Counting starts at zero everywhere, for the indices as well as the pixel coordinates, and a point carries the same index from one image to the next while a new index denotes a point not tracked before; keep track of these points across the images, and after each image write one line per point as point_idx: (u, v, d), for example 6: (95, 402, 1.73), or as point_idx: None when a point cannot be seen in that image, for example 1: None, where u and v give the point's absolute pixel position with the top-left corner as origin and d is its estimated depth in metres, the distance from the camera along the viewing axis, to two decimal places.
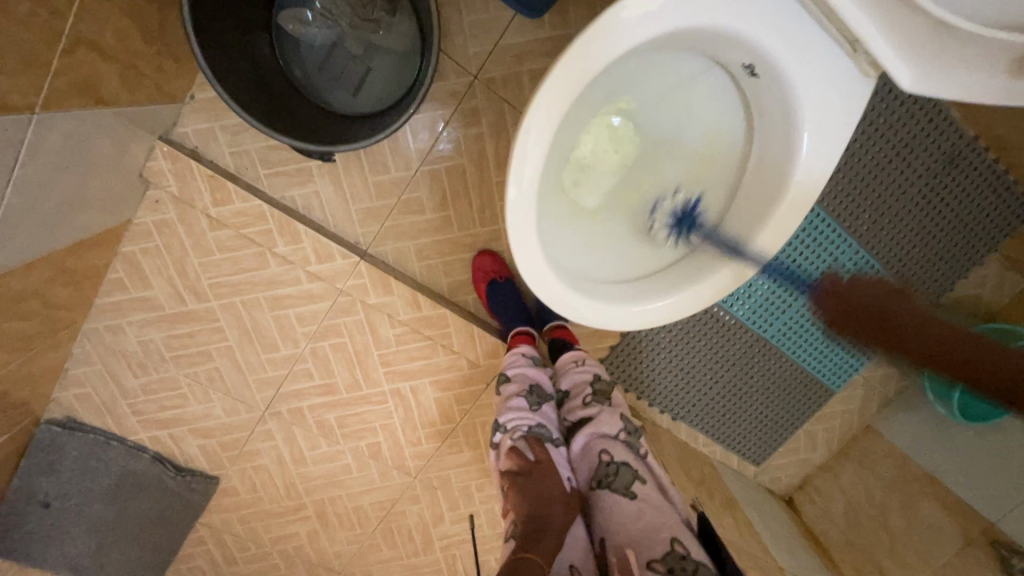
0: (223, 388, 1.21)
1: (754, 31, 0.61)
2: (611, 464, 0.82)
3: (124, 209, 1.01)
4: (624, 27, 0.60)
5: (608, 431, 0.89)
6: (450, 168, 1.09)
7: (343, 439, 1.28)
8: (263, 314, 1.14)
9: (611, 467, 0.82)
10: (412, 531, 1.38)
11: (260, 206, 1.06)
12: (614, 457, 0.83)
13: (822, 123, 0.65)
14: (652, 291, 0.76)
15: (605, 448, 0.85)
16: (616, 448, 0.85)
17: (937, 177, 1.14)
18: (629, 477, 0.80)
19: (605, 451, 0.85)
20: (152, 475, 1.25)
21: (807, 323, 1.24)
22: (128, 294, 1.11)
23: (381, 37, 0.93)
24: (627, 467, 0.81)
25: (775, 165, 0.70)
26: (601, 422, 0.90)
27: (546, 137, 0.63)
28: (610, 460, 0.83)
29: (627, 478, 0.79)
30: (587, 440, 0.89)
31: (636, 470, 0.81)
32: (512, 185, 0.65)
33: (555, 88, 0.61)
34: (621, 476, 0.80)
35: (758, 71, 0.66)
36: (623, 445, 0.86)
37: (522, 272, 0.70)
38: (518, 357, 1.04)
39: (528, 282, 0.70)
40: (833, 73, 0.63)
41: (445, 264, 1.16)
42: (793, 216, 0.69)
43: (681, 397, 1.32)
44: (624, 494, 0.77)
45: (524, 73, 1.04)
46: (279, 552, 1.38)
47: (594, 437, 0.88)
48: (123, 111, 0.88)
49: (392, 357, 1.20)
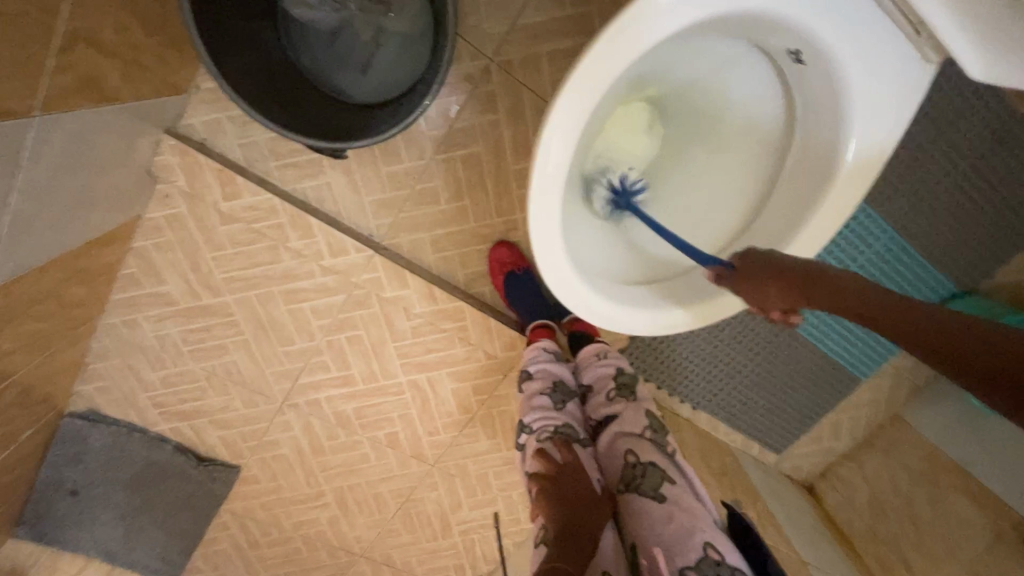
0: (241, 380, 1.21)
1: (805, 12, 0.56)
2: (637, 465, 0.78)
3: (134, 205, 0.99)
4: (669, 9, 0.54)
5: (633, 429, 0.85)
6: (465, 156, 1.05)
7: (361, 429, 1.27)
8: (278, 308, 1.13)
9: (638, 469, 0.78)
10: (431, 516, 1.39)
11: (271, 200, 1.04)
12: (640, 458, 0.79)
13: (872, 117, 0.60)
14: (676, 295, 0.72)
15: (630, 449, 0.81)
16: (641, 447, 0.81)
17: (983, 159, 1.07)
18: (658, 478, 0.76)
19: (631, 451, 0.81)
20: (174, 465, 1.26)
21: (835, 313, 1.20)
22: (143, 290, 1.10)
23: (391, 21, 0.88)
24: (654, 468, 0.77)
25: (816, 162, 0.65)
26: (625, 419, 0.86)
27: (575, 129, 0.59)
28: (636, 461, 0.79)
29: (654, 479, 0.76)
30: (612, 438, 0.86)
31: (663, 470, 0.77)
32: (535, 179, 0.60)
33: (584, 77, 0.56)
34: (648, 478, 0.76)
35: (805, 59, 0.61)
36: (649, 443, 0.81)
37: (540, 266, 0.65)
38: (538, 353, 1.01)
39: (545, 276, 0.66)
40: (890, 60, 0.58)
41: (461, 256, 1.13)
42: (831, 219, 0.65)
43: (702, 386, 1.30)
44: (652, 497, 0.73)
45: (543, 54, 0.98)
46: (301, 536, 1.41)
47: (619, 435, 0.85)
48: (131, 106, 0.85)
49: (409, 349, 1.18)
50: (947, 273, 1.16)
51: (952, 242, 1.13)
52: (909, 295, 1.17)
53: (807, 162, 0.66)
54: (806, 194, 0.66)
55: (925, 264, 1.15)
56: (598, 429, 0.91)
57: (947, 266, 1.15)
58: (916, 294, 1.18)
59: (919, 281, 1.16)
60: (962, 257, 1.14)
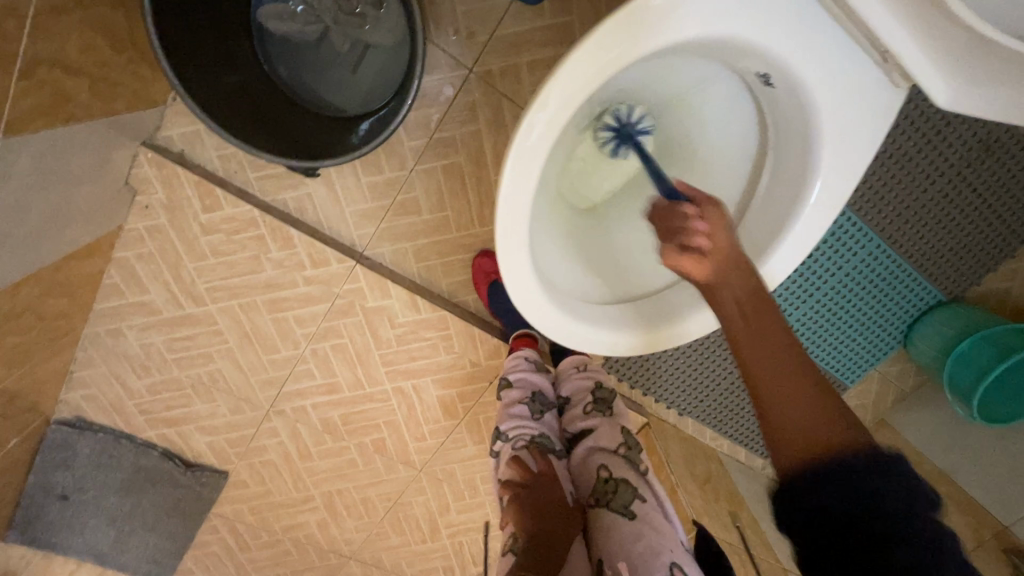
0: (226, 388, 1.21)
1: (772, 37, 0.55)
2: (610, 481, 0.79)
3: (113, 216, 0.99)
4: (634, 32, 0.54)
5: (607, 444, 0.85)
6: (446, 166, 1.04)
7: (348, 435, 1.28)
8: (262, 317, 1.13)
9: (609, 484, 0.78)
10: (419, 520, 1.40)
11: (250, 211, 1.03)
12: (613, 473, 0.79)
13: (843, 139, 0.59)
14: (638, 316, 0.73)
15: (602, 464, 0.81)
16: (614, 463, 0.81)
17: (967, 168, 1.06)
18: (629, 494, 0.76)
19: (604, 466, 0.81)
20: (162, 471, 1.27)
21: (823, 321, 1.18)
22: (126, 300, 1.10)
23: (368, 33, 0.87)
24: (625, 484, 0.77)
25: (787, 184, 0.65)
26: (600, 434, 0.86)
27: (542, 151, 0.58)
28: (608, 476, 0.79)
29: (625, 496, 0.76)
30: (586, 452, 0.86)
31: (636, 487, 0.77)
32: (502, 199, 0.60)
33: (549, 104, 0.55)
34: (620, 494, 0.76)
35: (774, 81, 0.60)
36: (622, 459, 0.81)
37: (506, 280, 0.65)
38: (520, 361, 1.01)
39: (509, 290, 0.65)
40: (856, 84, 0.57)
41: (444, 265, 1.13)
42: (803, 240, 0.64)
43: (686, 393, 1.29)
44: (622, 514, 0.74)
45: (523, 64, 0.97)
46: (291, 538, 1.42)
47: (593, 450, 0.85)
48: (105, 122, 0.85)
49: (393, 357, 1.18)
50: (933, 279, 1.15)
51: (939, 249, 1.12)
52: (892, 300, 1.17)
53: (778, 184, 0.66)
54: (775, 217, 0.66)
55: (910, 273, 1.14)
56: (574, 442, 0.91)
57: (932, 273, 1.15)
58: (901, 301, 1.17)
59: (903, 287, 1.16)
60: (949, 263, 1.13)
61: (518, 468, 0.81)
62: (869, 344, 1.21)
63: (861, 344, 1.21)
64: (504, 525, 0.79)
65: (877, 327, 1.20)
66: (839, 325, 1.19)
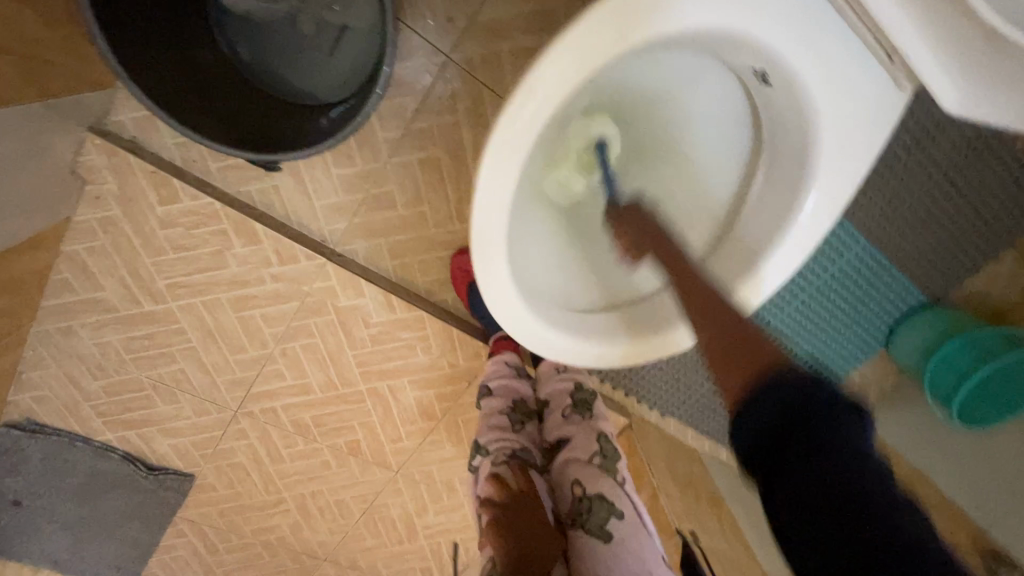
0: (190, 389, 1.15)
1: (771, 30, 0.51)
2: (583, 499, 0.76)
3: (59, 208, 0.91)
4: (625, 21, 0.49)
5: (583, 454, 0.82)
6: (423, 159, 0.98)
7: (320, 437, 1.23)
8: (226, 315, 1.07)
9: (583, 503, 0.76)
10: (396, 522, 1.36)
11: (212, 204, 0.97)
12: (587, 490, 0.77)
13: (841, 144, 0.56)
14: (626, 327, 0.69)
15: (578, 479, 0.79)
16: (589, 478, 0.78)
17: (955, 171, 1.04)
18: (603, 513, 0.74)
19: (578, 482, 0.79)
20: (123, 475, 1.20)
21: (809, 321, 1.15)
22: (77, 296, 1.02)
23: (336, 14, 0.79)
24: (600, 501, 0.75)
25: (782, 189, 0.61)
26: (576, 444, 0.83)
27: (523, 149, 0.54)
28: (582, 494, 0.77)
29: (600, 515, 0.74)
30: (563, 463, 0.83)
31: (611, 503, 0.74)
32: (478, 201, 0.55)
33: (530, 99, 0.51)
34: (595, 513, 0.74)
35: (771, 79, 0.56)
36: (598, 472, 0.78)
37: (484, 292, 0.61)
38: (501, 367, 0.97)
39: (487, 302, 0.62)
40: (859, 85, 0.54)
41: (421, 263, 1.07)
42: (796, 247, 0.61)
43: (668, 393, 1.22)
44: (598, 536, 0.72)
45: (504, 52, 0.92)
46: (262, 541, 1.37)
47: (569, 462, 0.82)
48: (38, 105, 0.78)
49: (367, 357, 1.13)
50: (915, 279, 1.14)
51: (924, 249, 1.10)
52: (876, 301, 1.15)
53: (773, 188, 0.63)
54: (768, 224, 0.62)
55: (895, 274, 1.13)
56: (553, 450, 0.88)
57: (915, 274, 1.13)
58: (884, 301, 1.16)
59: (886, 288, 1.14)
60: (931, 264, 1.12)
61: (497, 486, 0.78)
62: (853, 346, 1.20)
63: (845, 345, 1.19)
64: (484, 547, 0.76)
65: (861, 328, 1.18)
66: (824, 328, 1.16)
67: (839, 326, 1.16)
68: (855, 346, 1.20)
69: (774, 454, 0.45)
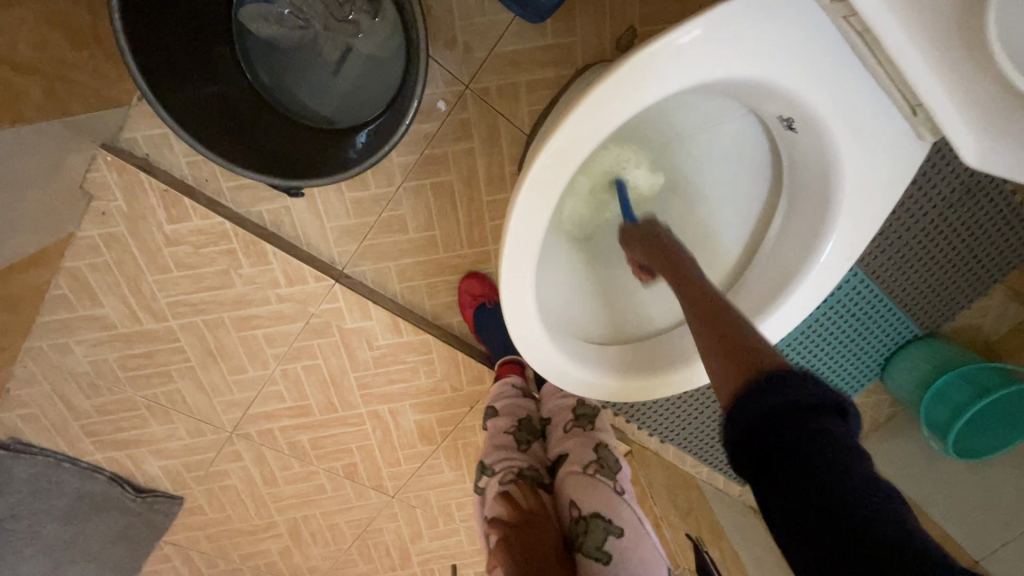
0: (186, 409, 1.12)
1: (802, 84, 0.53)
2: (580, 519, 0.75)
3: (65, 224, 0.89)
4: (659, 69, 0.51)
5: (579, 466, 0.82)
6: (437, 184, 0.99)
7: (317, 459, 1.20)
8: (228, 334, 1.05)
9: (581, 523, 0.74)
10: (390, 547, 1.33)
11: (222, 224, 0.96)
12: (583, 510, 0.76)
13: (863, 193, 0.58)
14: (646, 362, 0.70)
15: (575, 498, 0.78)
16: (585, 496, 0.77)
17: (956, 212, 1.05)
18: (601, 534, 0.72)
19: (575, 502, 0.77)
20: (112, 497, 1.16)
21: (808, 354, 1.17)
22: (76, 313, 1.00)
23: (361, 42, 0.81)
24: (596, 520, 0.73)
25: (799, 231, 0.63)
26: (574, 458, 0.83)
27: (555, 188, 0.55)
28: (579, 514, 0.76)
29: (598, 535, 0.72)
30: (564, 481, 0.82)
31: (607, 521, 0.73)
32: (512, 233, 0.56)
33: (567, 139, 0.52)
34: (591, 534, 0.73)
35: (796, 127, 0.58)
36: (594, 486, 0.78)
37: (509, 321, 0.62)
38: (505, 388, 0.97)
39: (511, 329, 0.62)
40: (882, 139, 0.56)
41: (429, 286, 1.07)
42: (814, 289, 0.63)
43: (668, 420, 1.23)
44: (596, 559, 0.70)
45: (521, 84, 0.94)
46: (250, 566, 1.33)
47: (566, 477, 0.82)
48: (56, 125, 0.77)
49: (370, 379, 1.12)
50: (913, 315, 1.15)
51: (924, 288, 1.12)
52: (875, 336, 1.17)
53: (791, 230, 0.65)
54: (786, 264, 0.64)
55: (892, 309, 1.14)
56: (555, 467, 0.87)
57: (915, 310, 1.15)
58: (882, 337, 1.18)
59: (885, 323, 1.16)
60: (929, 302, 1.14)
61: (504, 505, 0.77)
62: (850, 378, 1.22)
63: (843, 376, 1.21)
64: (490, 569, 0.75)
65: (858, 362, 1.20)
66: (823, 361, 1.18)
67: (837, 359, 1.18)
68: (851, 378, 1.22)
69: (761, 461, 0.42)
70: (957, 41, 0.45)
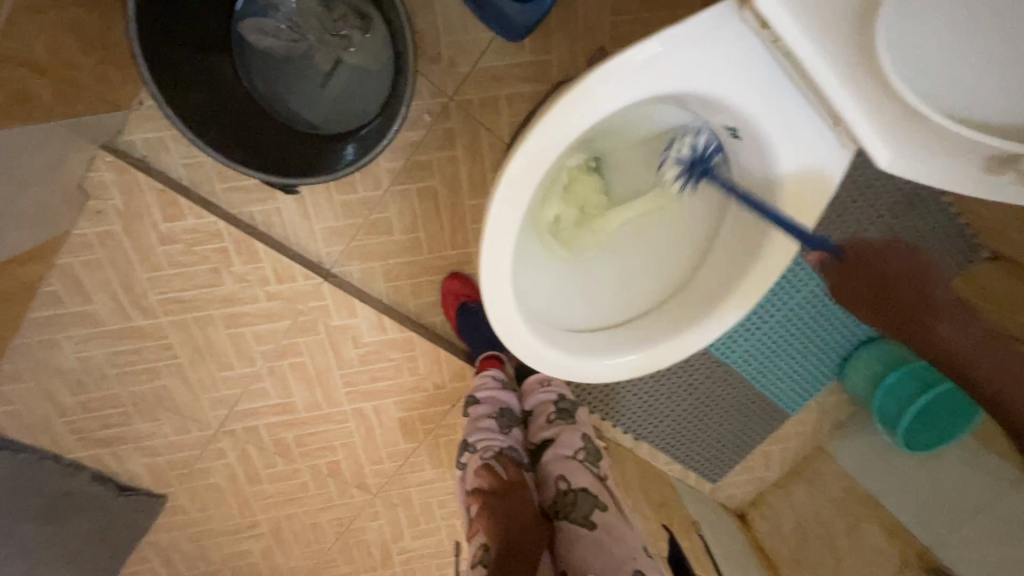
0: (172, 406, 1.14)
1: (742, 96, 0.60)
2: (569, 492, 0.81)
3: (62, 221, 0.93)
4: (618, 81, 0.58)
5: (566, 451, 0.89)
6: (422, 189, 1.05)
7: (301, 457, 1.23)
8: (217, 332, 1.08)
9: (569, 495, 0.81)
10: (371, 546, 1.34)
11: (215, 223, 1.00)
12: (571, 485, 0.82)
13: (800, 193, 0.66)
14: (616, 345, 0.76)
15: (563, 474, 0.84)
16: (572, 473, 0.84)
17: (898, 220, 1.14)
18: (589, 505, 0.79)
19: (563, 477, 0.84)
20: (91, 496, 1.15)
21: (772, 352, 1.23)
22: (66, 309, 1.03)
23: (351, 55, 0.88)
24: (585, 494, 0.80)
25: (750, 227, 0.70)
26: (561, 442, 0.90)
27: (529, 185, 0.61)
28: (567, 488, 0.82)
29: (586, 506, 0.78)
30: (547, 460, 0.89)
31: (594, 496, 0.80)
32: (490, 224, 0.62)
33: (539, 141, 0.59)
34: (579, 505, 0.79)
35: (740, 134, 0.66)
36: (579, 467, 0.85)
37: (487, 304, 0.67)
38: (487, 380, 1.01)
39: (488, 312, 0.68)
40: (812, 146, 0.64)
41: (414, 286, 1.12)
42: (765, 277, 0.70)
43: (642, 417, 1.29)
44: (583, 525, 0.76)
45: (501, 97, 1.01)
46: (231, 567, 1.33)
47: (552, 458, 0.88)
48: (66, 123, 0.82)
49: (354, 376, 1.16)
50: None
51: None
52: (831, 340, 1.22)
53: (740, 227, 0.72)
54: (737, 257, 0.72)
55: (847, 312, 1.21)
56: (537, 452, 0.94)
57: None
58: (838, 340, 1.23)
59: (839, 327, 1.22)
60: None
61: (489, 476, 0.83)
62: (814, 378, 1.27)
63: (804, 376, 1.26)
64: (473, 535, 0.79)
65: (820, 362, 1.26)
66: (785, 359, 1.24)
67: (798, 358, 1.24)
68: (812, 379, 1.27)
69: None
70: (862, 66, 0.54)
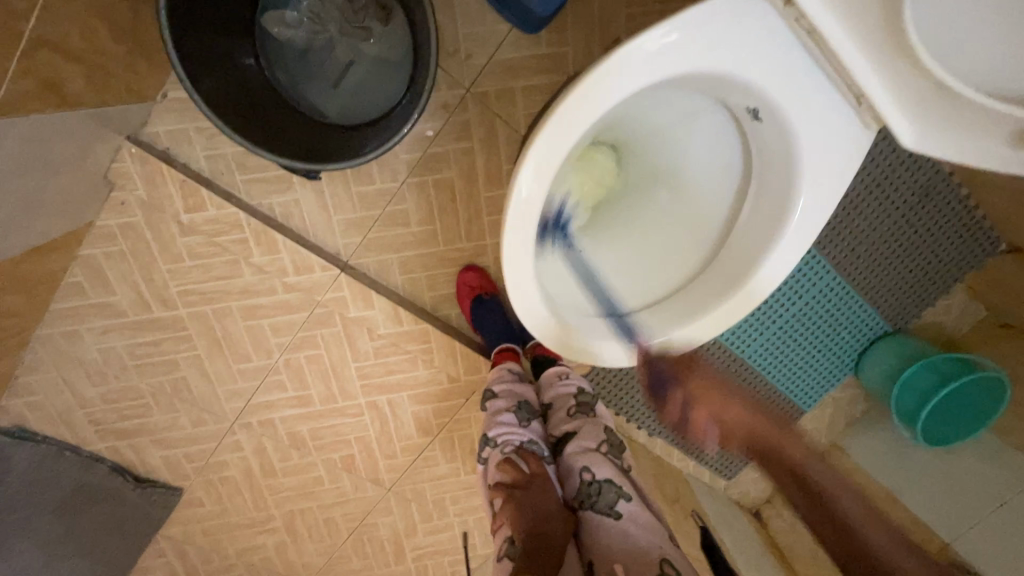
0: (190, 397, 1.15)
1: (763, 76, 0.61)
2: (593, 483, 0.80)
3: (86, 210, 0.95)
4: (640, 60, 0.58)
5: (589, 444, 0.89)
6: (438, 180, 1.06)
7: (316, 450, 1.23)
8: (235, 324, 1.09)
9: (593, 486, 0.80)
10: (384, 542, 1.34)
11: (236, 214, 1.02)
12: (595, 475, 0.81)
13: (821, 173, 0.66)
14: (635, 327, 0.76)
15: (587, 465, 0.84)
16: (596, 465, 0.84)
17: (914, 212, 1.14)
18: (612, 495, 0.78)
19: (587, 468, 0.83)
20: (108, 487, 1.16)
21: (786, 346, 1.22)
22: (88, 300, 1.04)
23: (371, 46, 0.90)
24: (609, 484, 0.79)
25: (770, 210, 0.70)
26: (583, 436, 0.89)
27: (551, 166, 0.62)
28: (591, 478, 0.81)
29: (610, 496, 0.77)
30: (571, 453, 0.88)
31: (618, 486, 0.79)
32: (513, 205, 0.62)
33: (562, 121, 0.60)
34: (603, 495, 0.78)
35: (761, 116, 0.66)
36: (603, 459, 0.85)
37: (508, 289, 0.68)
38: (503, 373, 1.03)
39: (509, 296, 0.68)
40: (834, 125, 0.64)
41: (429, 278, 1.13)
42: (786, 259, 0.70)
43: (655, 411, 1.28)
44: (608, 514, 0.75)
45: (517, 88, 1.02)
46: (244, 563, 1.33)
47: (575, 451, 0.88)
48: (94, 112, 0.84)
49: (370, 369, 1.16)
50: (884, 312, 1.22)
51: (891, 284, 1.19)
52: (849, 331, 1.22)
53: (761, 209, 0.72)
54: (758, 240, 0.71)
55: (864, 305, 1.21)
56: (558, 445, 0.93)
57: (884, 307, 1.21)
58: (856, 332, 1.23)
59: (857, 318, 1.22)
60: (898, 299, 1.21)
61: (510, 469, 0.83)
62: (829, 372, 1.26)
63: (819, 370, 1.25)
64: (498, 529, 0.79)
65: (835, 357, 1.25)
66: (800, 353, 1.23)
67: (814, 351, 1.23)
68: (830, 373, 1.26)
69: None
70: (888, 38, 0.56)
